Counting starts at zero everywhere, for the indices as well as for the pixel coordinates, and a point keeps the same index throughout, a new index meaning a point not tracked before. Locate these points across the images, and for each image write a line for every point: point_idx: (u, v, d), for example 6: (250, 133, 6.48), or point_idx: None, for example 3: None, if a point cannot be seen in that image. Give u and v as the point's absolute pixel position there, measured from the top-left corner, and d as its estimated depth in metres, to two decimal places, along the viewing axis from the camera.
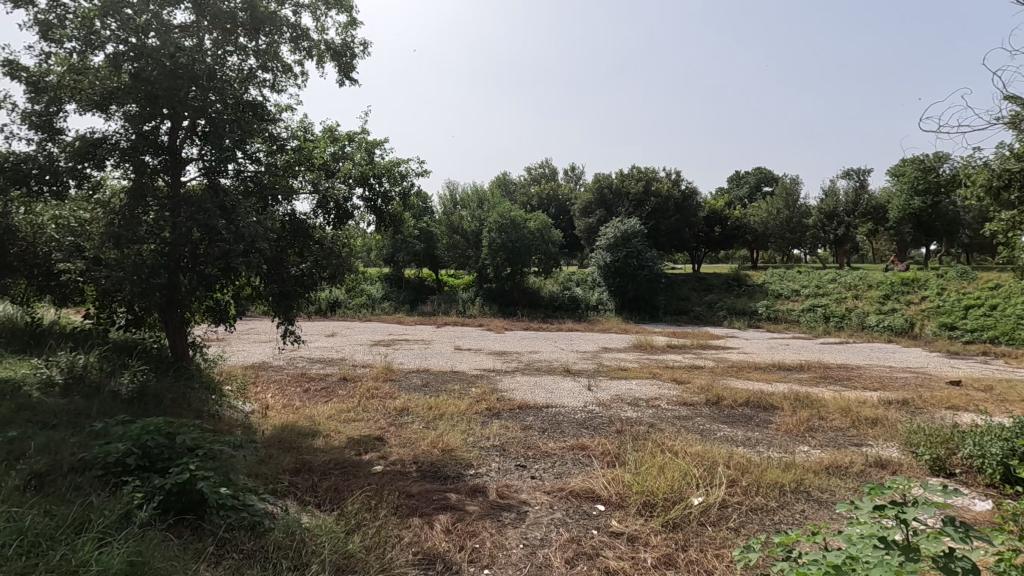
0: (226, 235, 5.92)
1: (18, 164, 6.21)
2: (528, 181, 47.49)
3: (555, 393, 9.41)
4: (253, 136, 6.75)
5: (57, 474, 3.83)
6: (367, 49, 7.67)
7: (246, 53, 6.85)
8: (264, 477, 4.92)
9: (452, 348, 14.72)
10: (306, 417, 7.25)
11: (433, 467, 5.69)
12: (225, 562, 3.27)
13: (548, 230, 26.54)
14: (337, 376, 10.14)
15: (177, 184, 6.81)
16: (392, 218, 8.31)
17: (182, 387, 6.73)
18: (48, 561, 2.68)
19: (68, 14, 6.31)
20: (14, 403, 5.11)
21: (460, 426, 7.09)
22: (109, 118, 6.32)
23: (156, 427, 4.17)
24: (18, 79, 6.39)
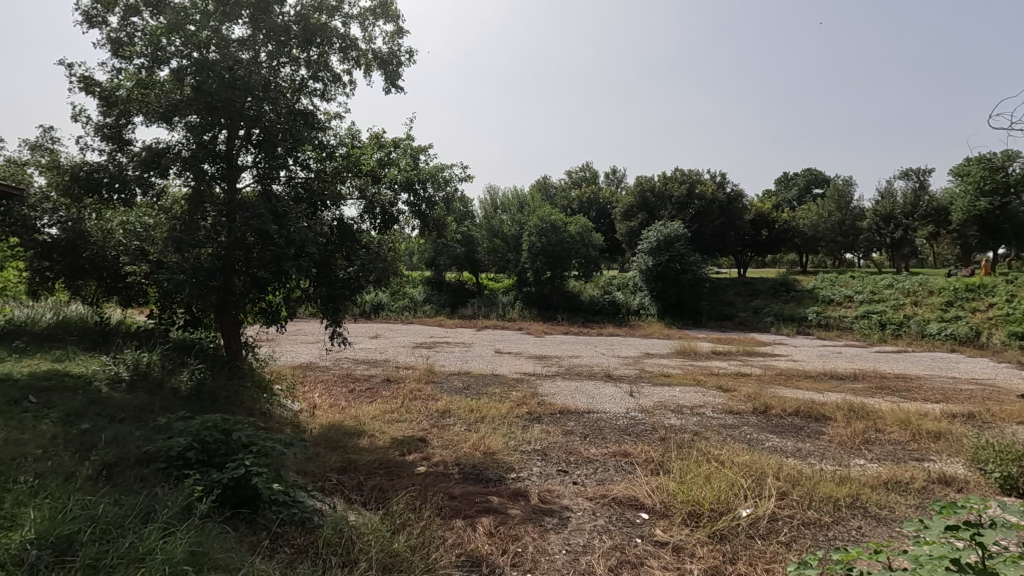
0: (278, 240, 6.16)
1: (91, 174, 6.64)
2: (569, 184, 47.20)
3: (597, 398, 9.32)
4: (304, 144, 7.00)
5: (124, 465, 4.06)
6: (413, 57, 7.82)
7: (298, 64, 7.11)
8: (312, 474, 5.08)
9: (493, 352, 14.79)
10: (352, 417, 7.42)
11: (475, 470, 5.72)
12: (277, 556, 3.38)
13: (589, 233, 26.32)
14: (381, 378, 10.34)
15: (233, 191, 7.11)
16: (436, 222, 8.44)
17: (235, 385, 7.01)
18: (117, 547, 2.85)
19: (137, 32, 6.70)
20: (86, 397, 5.45)
21: (501, 429, 7.12)
22: (172, 129, 6.66)
23: (214, 424, 4.36)
24: (91, 93, 6.80)
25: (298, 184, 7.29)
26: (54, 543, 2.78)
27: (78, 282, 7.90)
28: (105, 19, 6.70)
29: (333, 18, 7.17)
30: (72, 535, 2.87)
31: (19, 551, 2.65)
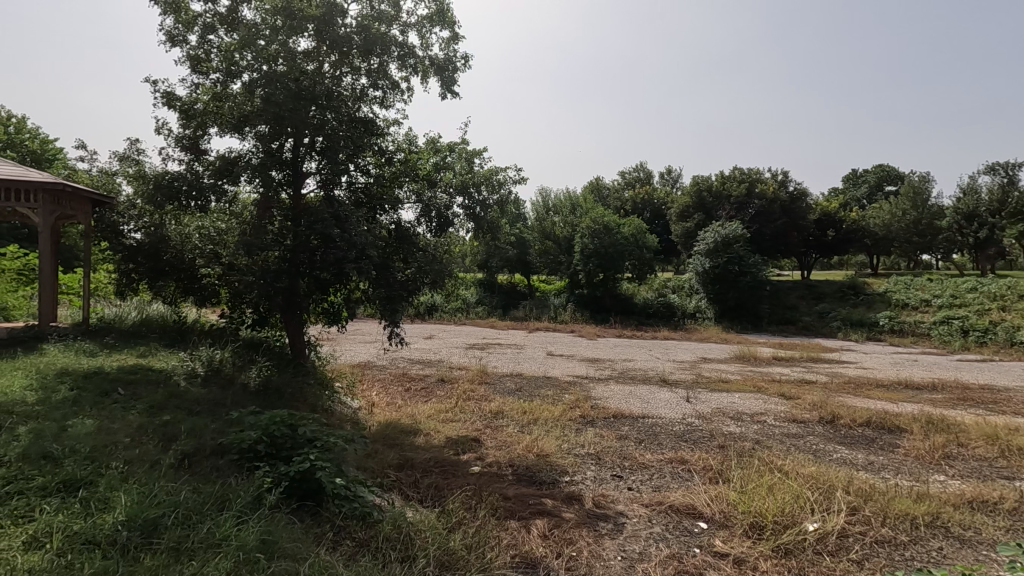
0: (340, 243, 6.40)
1: (172, 182, 7.12)
2: (623, 185, 46.55)
3: (651, 403, 9.14)
4: (364, 150, 7.24)
5: (202, 455, 4.33)
6: (468, 62, 7.94)
7: (359, 74, 7.36)
8: (371, 470, 5.23)
9: (545, 354, 14.78)
10: (408, 416, 7.61)
11: (528, 471, 5.74)
12: (340, 548, 3.51)
13: (644, 235, 25.85)
14: (436, 378, 10.55)
15: (298, 196, 7.44)
16: (490, 225, 8.53)
17: (299, 382, 7.32)
18: (198, 532, 3.04)
19: (213, 48, 7.13)
20: (167, 391, 5.83)
21: (555, 432, 7.10)
22: (244, 138, 7.04)
23: (281, 419, 4.57)
24: (172, 107, 7.30)
25: (358, 189, 7.56)
26: (142, 526, 2.99)
27: (159, 283, 8.48)
28: (185, 38, 7.17)
29: (392, 27, 7.38)
30: (157, 519, 3.08)
31: (112, 532, 2.88)
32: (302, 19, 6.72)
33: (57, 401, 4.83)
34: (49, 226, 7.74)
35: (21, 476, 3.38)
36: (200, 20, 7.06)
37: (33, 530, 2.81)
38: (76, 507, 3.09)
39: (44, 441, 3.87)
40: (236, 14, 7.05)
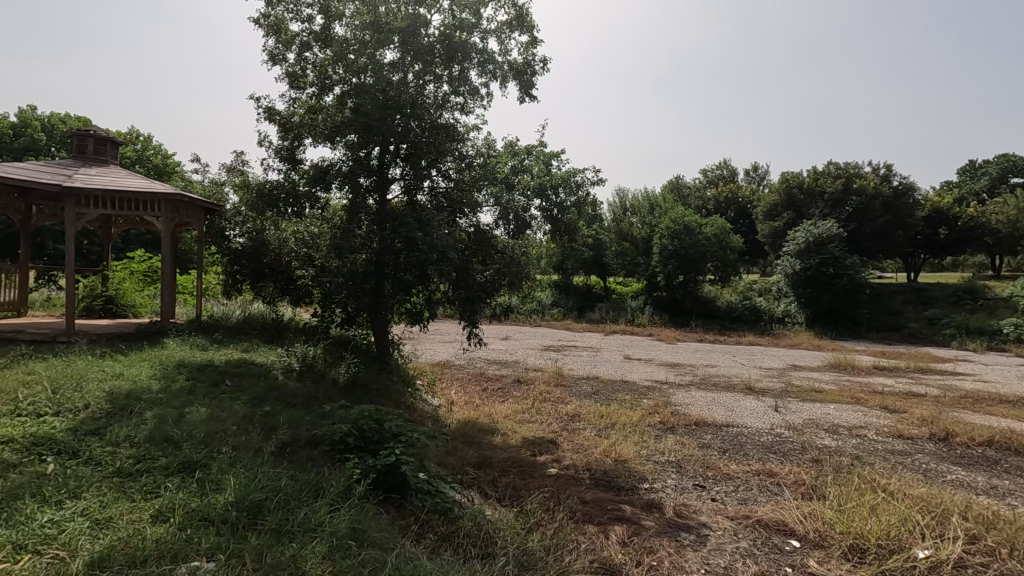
0: (422, 246, 6.67)
1: (272, 190, 7.73)
2: (704, 184, 44.73)
3: (736, 411, 8.72)
4: (445, 156, 7.42)
5: (298, 445, 4.63)
6: (547, 65, 7.96)
7: (441, 82, 7.59)
8: (452, 466, 5.37)
9: (622, 357, 14.49)
10: (485, 415, 7.74)
11: (606, 476, 5.65)
12: (424, 540, 3.63)
13: (727, 235, 24.69)
14: (512, 379, 10.64)
15: (383, 201, 7.79)
16: (567, 227, 8.51)
17: (384, 379, 7.65)
18: (296, 517, 3.26)
19: (308, 65, 7.63)
20: (267, 383, 6.30)
21: (633, 437, 6.96)
22: (335, 148, 7.47)
23: (369, 413, 4.80)
24: (273, 121, 7.87)
25: (439, 193, 7.78)
26: (248, 507, 3.25)
27: (261, 284, 9.18)
28: (284, 56, 7.72)
29: (473, 34, 7.54)
30: (261, 501, 3.34)
31: (223, 511, 3.15)
32: (389, 31, 7.02)
33: (176, 389, 5.36)
34: (169, 233, 8.59)
35: (148, 457, 3.78)
36: (297, 38, 7.57)
37: (158, 505, 3.13)
38: (193, 486, 3.41)
39: (166, 426, 4.30)
40: (329, 31, 7.49)
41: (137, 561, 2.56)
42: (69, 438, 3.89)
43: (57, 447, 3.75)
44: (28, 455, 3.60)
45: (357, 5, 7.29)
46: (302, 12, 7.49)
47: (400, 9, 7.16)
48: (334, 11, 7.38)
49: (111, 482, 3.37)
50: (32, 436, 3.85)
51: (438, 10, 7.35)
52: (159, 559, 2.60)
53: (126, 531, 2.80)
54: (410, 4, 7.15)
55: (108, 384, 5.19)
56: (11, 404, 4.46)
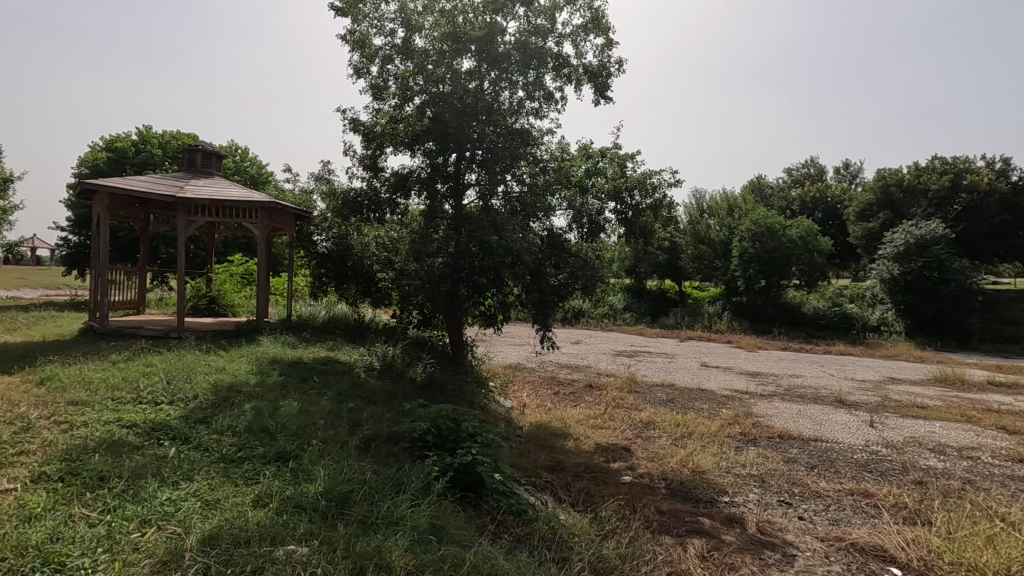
0: (498, 249, 6.70)
1: (356, 197, 8.22)
2: (788, 183, 42.27)
3: (826, 425, 8.18)
4: (520, 160, 7.51)
5: (380, 440, 4.83)
6: (623, 66, 7.87)
7: (516, 88, 7.68)
8: (525, 468, 5.39)
9: (698, 365, 13.97)
10: (558, 419, 7.73)
11: (683, 487, 5.47)
12: (499, 540, 3.66)
13: (815, 237, 23.15)
14: (584, 383, 10.54)
15: (459, 206, 7.97)
16: (644, 230, 8.27)
17: (459, 380, 7.83)
18: (380, 509, 3.41)
19: (390, 77, 7.97)
20: (351, 381, 6.64)
21: (712, 448, 6.69)
22: (414, 155, 7.81)
23: (447, 413, 4.94)
24: (357, 131, 8.30)
25: (514, 198, 7.85)
26: (337, 497, 3.44)
27: (345, 287, 9.68)
28: (368, 69, 8.11)
29: (548, 39, 7.59)
30: (347, 493, 3.52)
31: (314, 499, 3.35)
32: (467, 41, 7.20)
33: (271, 384, 5.76)
34: (264, 238, 9.25)
35: (247, 446, 4.08)
36: (380, 52, 7.94)
37: (257, 491, 3.38)
38: (287, 475, 3.65)
39: (262, 418, 4.63)
40: (410, 43, 7.80)
41: (241, 541, 2.77)
42: (181, 425, 4.28)
43: (172, 433, 4.14)
44: (148, 439, 4.00)
45: (436, 17, 7.56)
46: (385, 27, 7.84)
47: (477, 18, 7.34)
48: (415, 24, 7.68)
49: (217, 467, 3.68)
50: (150, 422, 4.28)
51: (514, 17, 7.45)
52: (260, 540, 2.80)
53: (231, 513, 3.04)
54: (487, 13, 7.32)
55: (212, 377, 5.67)
56: (133, 393, 4.97)
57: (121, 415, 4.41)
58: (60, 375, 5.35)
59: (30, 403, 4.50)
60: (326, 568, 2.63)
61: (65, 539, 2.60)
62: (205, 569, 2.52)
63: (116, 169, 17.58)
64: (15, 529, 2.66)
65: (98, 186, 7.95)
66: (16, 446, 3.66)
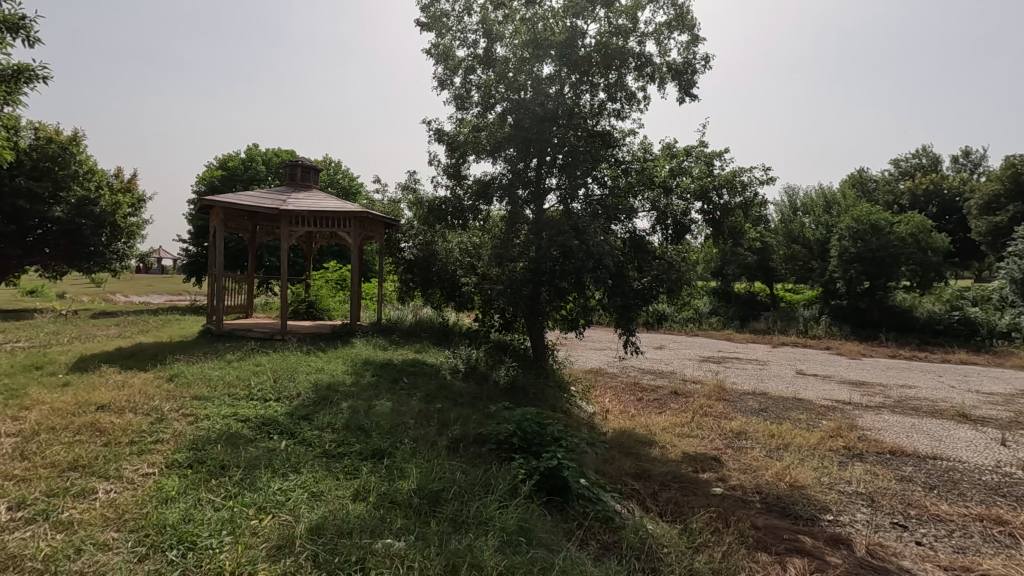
0: (579, 254, 6.69)
1: (441, 205, 8.48)
2: (895, 176, 38.70)
3: (946, 442, 7.39)
4: (601, 162, 7.56)
5: (467, 441, 4.94)
6: (709, 61, 7.60)
7: (598, 90, 7.66)
8: (610, 474, 5.31)
9: (793, 372, 13.10)
10: (642, 426, 7.56)
11: (780, 502, 5.15)
12: (587, 546, 3.62)
13: (929, 233, 20.55)
14: (668, 390, 10.21)
15: (540, 211, 8.00)
16: (733, 231, 7.86)
17: (541, 384, 7.87)
18: (469, 508, 3.49)
19: (473, 86, 8.19)
20: (438, 382, 6.85)
21: (812, 462, 6.26)
22: (496, 162, 7.91)
23: (531, 417, 5.02)
24: (441, 141, 8.59)
25: (594, 201, 7.79)
26: (429, 495, 3.58)
27: (430, 291, 10.05)
28: (452, 80, 8.37)
29: (630, 39, 7.47)
30: (439, 492, 3.64)
31: (408, 496, 3.50)
32: (547, 46, 7.23)
33: (365, 384, 6.09)
34: (357, 246, 9.78)
35: (345, 442, 4.33)
36: (463, 63, 8.18)
37: (356, 486, 3.57)
38: (383, 472, 3.83)
39: (358, 416, 4.91)
40: (491, 53, 7.97)
41: (344, 532, 2.94)
42: (287, 421, 4.62)
43: (279, 429, 4.48)
44: (260, 433, 4.35)
45: (517, 25, 7.68)
46: (468, 38, 8.07)
47: (558, 23, 7.37)
48: (496, 33, 7.83)
49: (320, 461, 3.93)
50: (261, 417, 4.65)
51: (594, 19, 7.41)
52: (360, 532, 2.97)
53: (334, 505, 3.23)
54: (567, 18, 7.33)
55: (313, 376, 6.08)
56: (246, 390, 5.44)
57: (236, 410, 4.84)
58: (185, 373, 5.96)
59: (163, 397, 5.05)
60: (422, 563, 2.73)
61: (195, 520, 2.89)
62: (313, 556, 2.69)
63: (228, 185, 19.32)
64: (154, 509, 2.99)
65: (214, 201, 8.77)
66: (152, 435, 4.12)
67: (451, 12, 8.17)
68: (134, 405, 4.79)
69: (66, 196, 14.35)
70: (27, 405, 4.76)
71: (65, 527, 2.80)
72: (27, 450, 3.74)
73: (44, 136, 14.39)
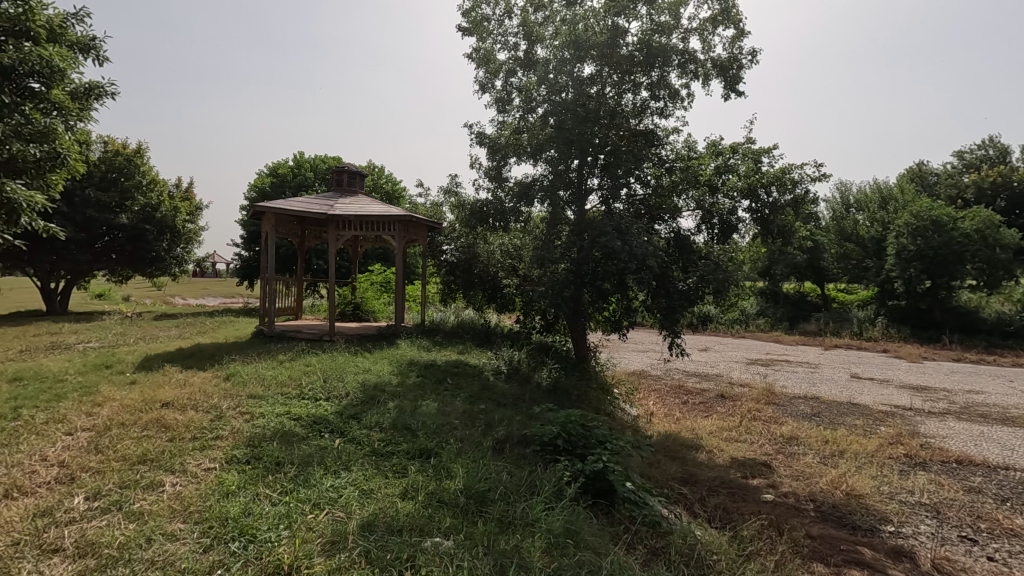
0: (622, 255, 6.56)
1: (483, 207, 8.57)
2: (959, 169, 36.54)
3: (1019, 451, 6.92)
4: (644, 162, 7.43)
5: (511, 442, 4.96)
6: (756, 56, 7.39)
7: (640, 89, 7.55)
8: (656, 478, 5.22)
9: (848, 376, 12.55)
10: (688, 429, 7.41)
11: (836, 511, 4.94)
12: (634, 550, 3.56)
13: (997, 229, 19.10)
14: (714, 393, 9.97)
15: (582, 212, 7.98)
16: (782, 229, 7.61)
17: (584, 386, 7.83)
18: (515, 510, 3.50)
19: (513, 89, 8.22)
20: (481, 383, 6.91)
21: (870, 469, 5.98)
22: (537, 164, 7.94)
23: (575, 419, 5.01)
24: (483, 144, 8.66)
25: (637, 200, 7.79)
26: (476, 495, 3.61)
27: (472, 292, 10.28)
28: (492, 84, 8.45)
29: (673, 36, 7.35)
30: (485, 492, 3.67)
31: (455, 496, 3.55)
32: (588, 47, 7.20)
33: (410, 384, 6.21)
34: (401, 249, 9.96)
35: (393, 442, 4.42)
36: (504, 66, 8.22)
37: (405, 484, 3.64)
38: (430, 471, 3.89)
39: (405, 415, 5.01)
40: (532, 55, 7.99)
41: (394, 529, 3.01)
42: (337, 420, 4.76)
43: (330, 427, 4.62)
44: (312, 431, 4.49)
45: (558, 26, 7.66)
46: (508, 42, 8.12)
47: (598, 22, 7.33)
48: (537, 35, 7.84)
49: (369, 459, 4.03)
50: (312, 415, 4.81)
51: (636, 17, 7.34)
52: (410, 530, 3.02)
53: (384, 503, 3.30)
54: (609, 17, 7.28)
55: (360, 376, 6.23)
56: (298, 389, 5.63)
57: (289, 408, 5.01)
58: (241, 372, 6.22)
59: (221, 396, 5.28)
60: (471, 563, 2.76)
61: (254, 513, 3.02)
62: (365, 552, 2.76)
63: (278, 192, 20.04)
64: (217, 502, 3.14)
65: (265, 207, 9.09)
66: (213, 432, 4.32)
67: (491, 16, 8.24)
68: (195, 403, 5.03)
69: (131, 205, 15.21)
70: (99, 401, 5.07)
71: (137, 517, 2.97)
72: (101, 444, 3.99)
73: (111, 149, 15.29)
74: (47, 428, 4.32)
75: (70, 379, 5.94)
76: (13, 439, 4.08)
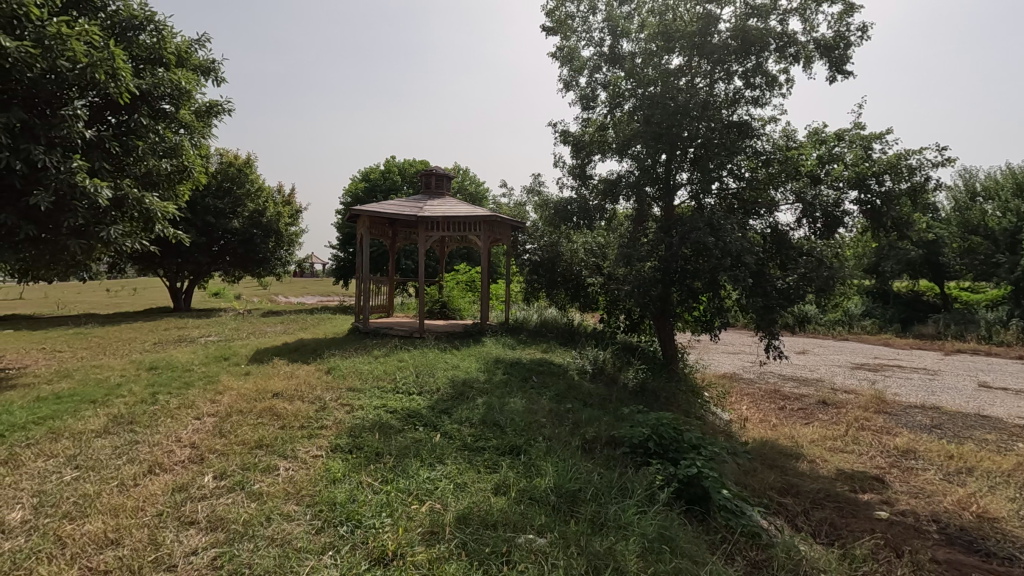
0: (715, 251, 6.24)
1: (566, 206, 8.49)
2: None
3: None
4: (738, 154, 7.06)
5: (600, 443, 4.90)
6: (866, 32, 6.80)
7: (734, 77, 7.19)
8: (753, 487, 4.94)
9: (976, 384, 11.24)
10: (787, 437, 6.96)
11: (964, 535, 4.44)
12: (734, 562, 3.39)
13: None
14: (816, 399, 9.29)
15: (670, 208, 7.77)
16: (898, 222, 6.92)
17: (672, 388, 7.59)
18: (607, 511, 3.45)
19: (598, 85, 8.12)
20: (567, 382, 6.89)
21: (1006, 491, 5.31)
22: (623, 160, 7.77)
23: (667, 422, 4.87)
24: (567, 142, 8.63)
25: (730, 195, 7.41)
26: (567, 494, 3.61)
27: (556, 292, 10.27)
28: (577, 81, 8.38)
29: (771, 19, 6.93)
30: (576, 491, 3.66)
31: (546, 493, 3.56)
32: (678, 38, 7.02)
33: (498, 382, 6.30)
34: (486, 249, 10.09)
35: (483, 437, 4.52)
36: (588, 63, 8.14)
37: (497, 479, 3.71)
38: (520, 468, 3.92)
39: (493, 412, 5.10)
40: (617, 50, 7.85)
41: (489, 523, 3.07)
42: (430, 414, 4.94)
43: (424, 420, 4.80)
44: (407, 424, 4.69)
45: (645, 17, 7.49)
46: (593, 37, 8.02)
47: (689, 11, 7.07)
48: (622, 29, 7.69)
49: (461, 453, 4.14)
50: (407, 409, 5.02)
51: (729, 3, 6.99)
52: (504, 526, 3.07)
53: (477, 497, 3.37)
54: (700, 4, 7.00)
55: (450, 373, 6.42)
56: (392, 383, 5.91)
57: (385, 402, 5.26)
58: (341, 366, 6.62)
59: (324, 389, 5.64)
60: (567, 562, 2.76)
61: (358, 500, 3.20)
62: (462, 544, 2.84)
63: (369, 196, 21.09)
64: (325, 487, 3.37)
65: (360, 210, 9.56)
66: (318, 421, 4.63)
67: (576, 13, 8.18)
68: (302, 394, 5.41)
69: (242, 212, 16.64)
70: (220, 389, 5.60)
71: (257, 497, 3.24)
72: (224, 428, 4.40)
73: (226, 160, 16.81)
74: (180, 413, 4.83)
75: (196, 368, 6.60)
76: (153, 421, 4.60)
